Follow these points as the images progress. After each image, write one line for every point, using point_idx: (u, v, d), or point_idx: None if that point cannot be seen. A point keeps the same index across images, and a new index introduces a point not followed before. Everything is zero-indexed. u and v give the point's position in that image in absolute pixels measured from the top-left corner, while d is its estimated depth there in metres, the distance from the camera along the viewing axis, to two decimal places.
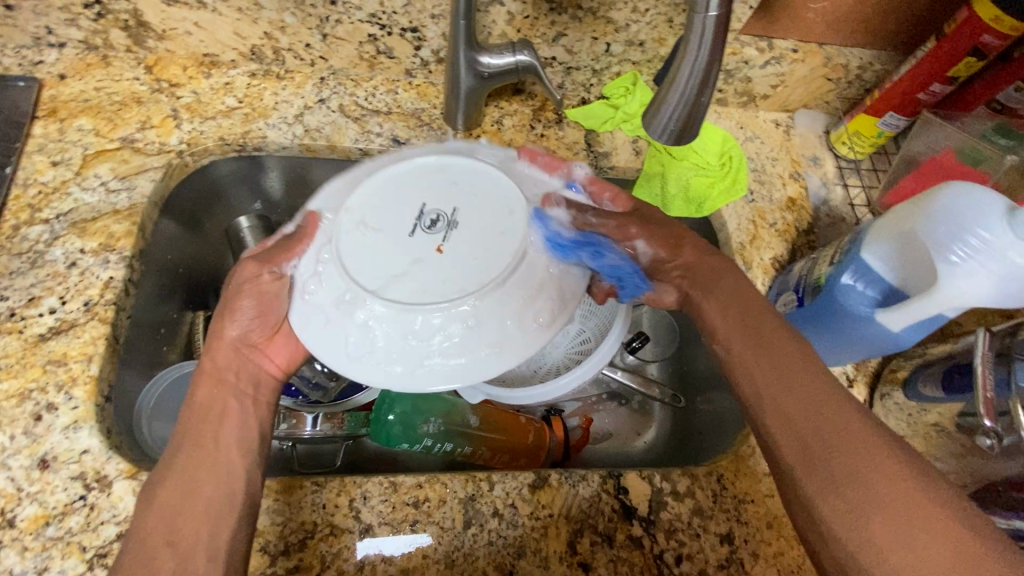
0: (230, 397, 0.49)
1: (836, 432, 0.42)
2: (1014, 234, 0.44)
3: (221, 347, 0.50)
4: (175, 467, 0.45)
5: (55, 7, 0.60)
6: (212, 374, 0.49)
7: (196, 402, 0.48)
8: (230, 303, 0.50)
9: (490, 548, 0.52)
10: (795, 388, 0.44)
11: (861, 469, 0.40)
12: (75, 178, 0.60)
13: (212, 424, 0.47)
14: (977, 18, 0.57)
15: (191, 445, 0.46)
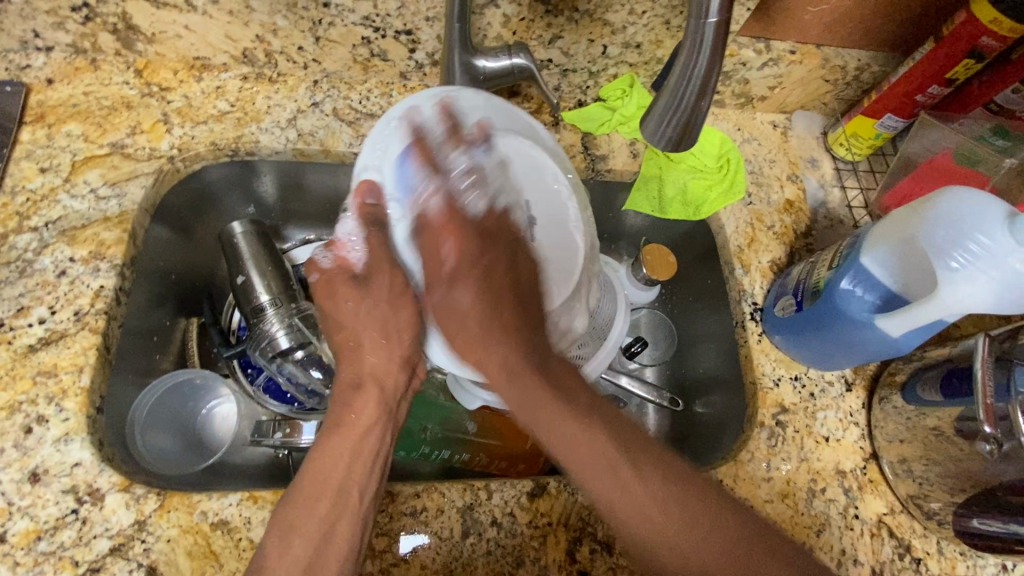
0: (377, 432, 0.51)
1: (642, 497, 0.45)
2: (1015, 240, 0.43)
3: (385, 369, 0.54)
4: (319, 492, 0.47)
5: (42, 11, 0.59)
6: (377, 404, 0.52)
7: (353, 426, 0.50)
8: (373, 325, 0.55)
9: (489, 557, 0.52)
10: (572, 429, 0.47)
11: (654, 510, 0.45)
12: (64, 184, 0.60)
13: (360, 459, 0.49)
14: (977, 20, 0.57)
15: (328, 475, 0.48)
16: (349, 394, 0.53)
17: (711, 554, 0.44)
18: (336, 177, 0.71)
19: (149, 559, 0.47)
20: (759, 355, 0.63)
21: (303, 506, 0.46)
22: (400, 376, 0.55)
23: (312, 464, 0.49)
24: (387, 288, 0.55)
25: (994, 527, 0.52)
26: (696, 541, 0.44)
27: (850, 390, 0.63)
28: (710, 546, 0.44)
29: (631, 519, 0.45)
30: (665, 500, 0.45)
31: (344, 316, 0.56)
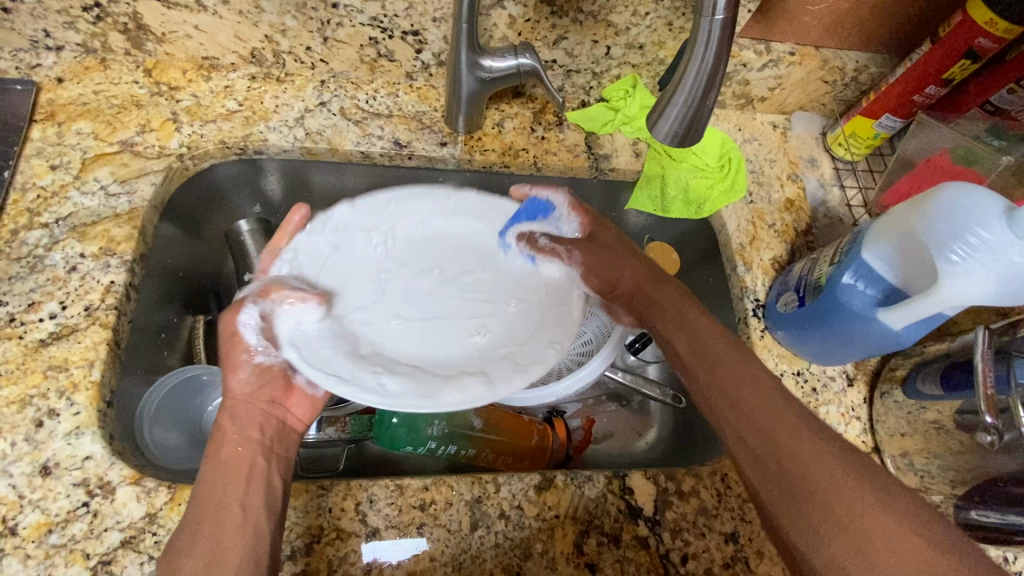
0: (254, 452, 0.50)
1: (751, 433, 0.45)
2: (1014, 233, 0.44)
3: (236, 403, 0.52)
4: (203, 514, 0.45)
5: (54, 10, 0.59)
6: (238, 430, 0.51)
7: (220, 457, 0.49)
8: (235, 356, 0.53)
9: (497, 550, 0.52)
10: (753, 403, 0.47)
11: (798, 451, 0.43)
12: (75, 181, 0.60)
13: (235, 479, 0.48)
14: (972, 21, 0.59)
15: (211, 493, 0.47)
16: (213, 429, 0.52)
17: (798, 418, 0.45)
18: (342, 175, 0.72)
19: (160, 551, 0.48)
20: (761, 351, 0.64)
21: (191, 531, 0.44)
22: (259, 404, 0.53)
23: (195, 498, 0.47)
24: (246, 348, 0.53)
25: (994, 518, 0.52)
26: (798, 426, 0.45)
27: (852, 385, 0.64)
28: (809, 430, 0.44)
29: (754, 416, 0.46)
30: (771, 390, 0.47)
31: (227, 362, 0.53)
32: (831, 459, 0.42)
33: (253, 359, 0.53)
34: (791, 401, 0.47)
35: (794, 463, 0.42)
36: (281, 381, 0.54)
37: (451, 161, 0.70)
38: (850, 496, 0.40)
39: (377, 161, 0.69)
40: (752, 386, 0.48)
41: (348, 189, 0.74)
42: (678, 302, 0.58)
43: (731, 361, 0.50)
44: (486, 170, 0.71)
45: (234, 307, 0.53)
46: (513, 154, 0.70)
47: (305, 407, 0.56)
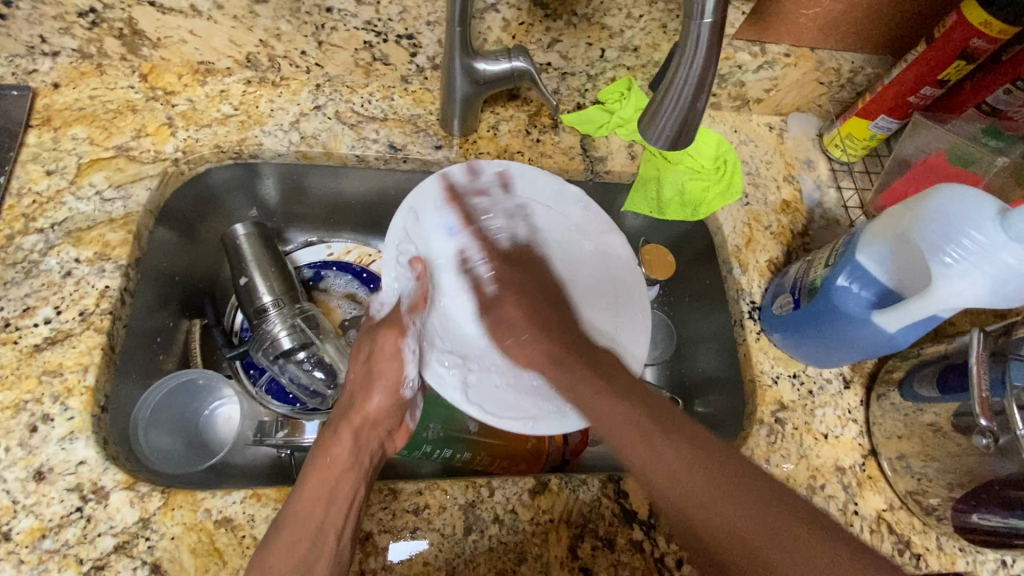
0: (356, 479, 0.49)
1: (661, 445, 0.44)
2: (1007, 235, 0.44)
3: (357, 423, 0.53)
4: (299, 530, 0.45)
5: (50, 16, 0.60)
6: (350, 451, 0.51)
7: (325, 472, 0.48)
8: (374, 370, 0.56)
9: (491, 554, 0.52)
10: (665, 449, 0.43)
11: (660, 482, 0.42)
12: (70, 187, 0.60)
13: (338, 501, 0.47)
14: (968, 22, 0.58)
15: (309, 513, 0.46)
16: (326, 438, 0.52)
17: (688, 451, 0.43)
18: (338, 179, 0.72)
19: (153, 556, 0.48)
20: (757, 353, 0.64)
21: (281, 543, 0.44)
22: (375, 432, 0.54)
23: (291, 504, 0.47)
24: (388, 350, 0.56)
25: (995, 522, 0.52)
26: (688, 469, 0.42)
27: (848, 387, 0.63)
28: (679, 451, 0.43)
29: (675, 498, 0.42)
30: (660, 433, 0.45)
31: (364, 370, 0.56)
32: (718, 500, 0.40)
33: (401, 391, 0.55)
34: (691, 437, 0.44)
35: (684, 494, 0.41)
36: (395, 417, 0.56)
37: (446, 164, 0.70)
38: (773, 556, 0.37)
39: (372, 164, 0.69)
40: (620, 419, 0.47)
41: (345, 192, 0.74)
42: (588, 358, 0.55)
43: (611, 405, 0.49)
44: None
45: (398, 329, 0.57)
46: (508, 157, 0.70)
47: (399, 438, 0.57)
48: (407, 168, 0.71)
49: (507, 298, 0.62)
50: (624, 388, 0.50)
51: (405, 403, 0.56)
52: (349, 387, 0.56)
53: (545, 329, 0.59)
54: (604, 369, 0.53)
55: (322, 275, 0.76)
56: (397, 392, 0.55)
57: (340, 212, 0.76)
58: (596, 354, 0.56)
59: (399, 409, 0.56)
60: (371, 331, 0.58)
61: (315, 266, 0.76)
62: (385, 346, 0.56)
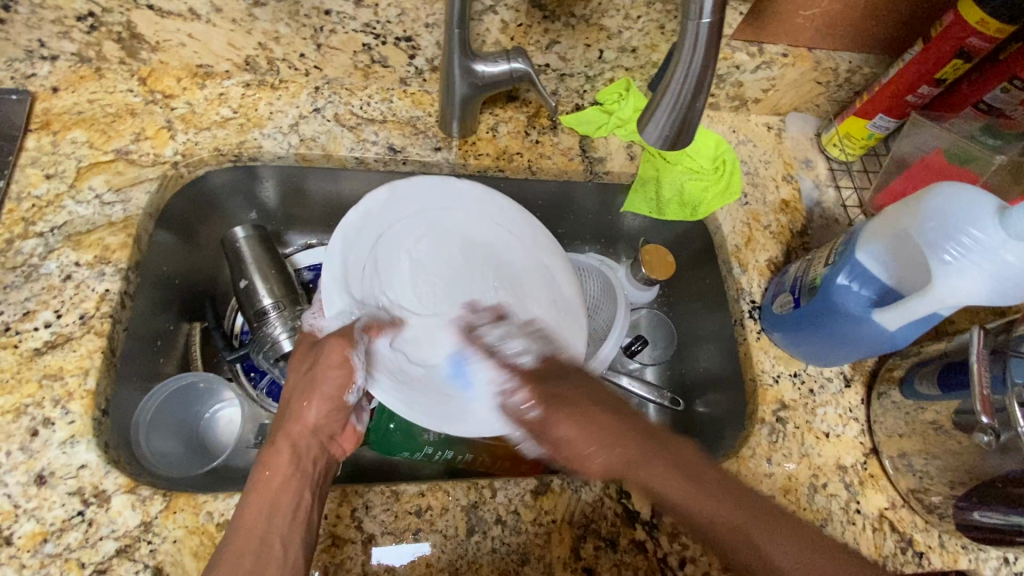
0: (300, 486, 0.49)
1: (711, 502, 0.47)
2: (1007, 233, 0.44)
3: (297, 433, 0.52)
4: (242, 547, 0.45)
5: (49, 20, 0.60)
6: (291, 462, 0.50)
7: (267, 484, 0.48)
8: (309, 381, 0.54)
9: (494, 555, 0.52)
10: (727, 509, 0.46)
11: (763, 534, 0.45)
12: (70, 190, 0.60)
13: (281, 511, 0.46)
14: (965, 21, 0.58)
15: (252, 529, 0.46)
16: (265, 454, 0.51)
17: (741, 515, 0.46)
18: (338, 181, 0.72)
19: (155, 560, 0.48)
20: (758, 353, 0.64)
21: (224, 568, 0.43)
22: (315, 438, 0.53)
23: (236, 523, 0.46)
24: (326, 359, 0.54)
25: (997, 519, 0.53)
26: (722, 511, 0.46)
27: (849, 386, 0.64)
28: (791, 552, 0.44)
29: (774, 555, 0.44)
30: (713, 492, 0.47)
31: (298, 383, 0.54)
32: (762, 533, 0.45)
33: (344, 396, 0.54)
34: (735, 493, 0.47)
35: (781, 544, 0.44)
36: (338, 419, 0.54)
37: (445, 166, 0.70)
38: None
39: (371, 166, 0.69)
40: (676, 480, 0.48)
41: (344, 195, 0.74)
42: (606, 398, 0.55)
43: (654, 470, 0.49)
44: (482, 174, 0.71)
45: (346, 338, 0.55)
46: (507, 158, 0.70)
47: (348, 441, 0.56)
48: (407, 170, 0.71)
49: (549, 375, 0.56)
50: (637, 431, 0.52)
51: (349, 406, 0.55)
52: (290, 392, 0.55)
53: (557, 394, 0.54)
54: (609, 439, 0.52)
55: (323, 277, 0.76)
56: (336, 398, 0.54)
57: (340, 214, 0.76)
58: (658, 439, 0.51)
59: (341, 413, 0.55)
60: (314, 348, 0.56)
61: (315, 268, 0.76)
62: (328, 356, 0.54)
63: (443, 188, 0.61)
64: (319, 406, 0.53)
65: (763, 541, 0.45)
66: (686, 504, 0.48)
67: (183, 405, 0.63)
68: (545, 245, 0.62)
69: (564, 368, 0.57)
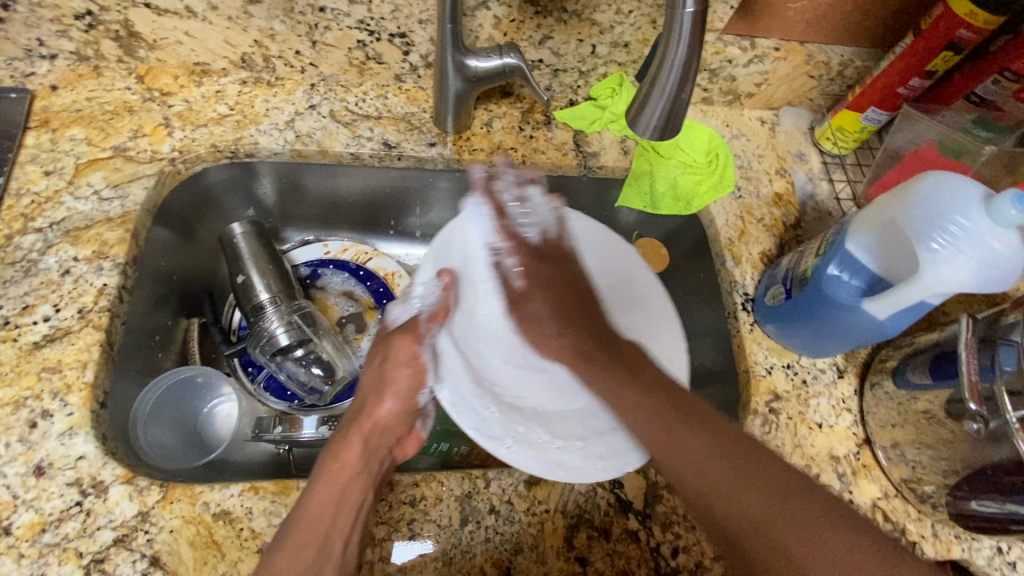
0: (364, 486, 0.50)
1: (685, 434, 0.47)
2: (993, 220, 0.45)
3: (368, 427, 0.55)
4: (307, 536, 0.46)
5: (46, 19, 0.61)
6: (361, 457, 0.52)
7: (336, 468, 0.51)
8: (382, 380, 0.58)
9: (487, 545, 0.52)
10: (725, 467, 0.44)
11: (736, 486, 0.43)
12: (68, 187, 0.61)
13: (346, 507, 0.48)
14: (953, 13, 0.59)
15: (317, 522, 0.46)
16: (337, 448, 0.53)
17: (709, 445, 0.45)
18: (335, 178, 0.72)
19: (152, 549, 0.48)
20: (751, 344, 0.64)
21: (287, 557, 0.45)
22: (383, 437, 0.56)
23: (298, 513, 0.47)
24: (403, 352, 0.59)
25: (993, 508, 0.52)
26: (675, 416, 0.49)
27: (842, 377, 0.64)
28: (702, 443, 0.46)
29: (693, 480, 0.45)
30: (686, 423, 0.47)
31: (371, 377, 0.59)
32: (728, 471, 0.44)
33: (416, 396, 0.59)
34: (711, 427, 0.47)
35: (719, 477, 0.44)
36: (404, 424, 0.58)
37: (440, 161, 0.71)
38: (779, 527, 0.41)
39: (367, 162, 0.70)
40: (699, 453, 0.45)
41: (340, 192, 0.75)
42: (661, 388, 0.51)
43: (612, 391, 0.54)
44: (476, 170, 0.72)
45: (412, 337, 0.60)
46: (502, 153, 0.71)
47: (410, 447, 0.59)
48: (402, 166, 0.71)
49: (534, 297, 0.63)
50: (598, 349, 0.58)
51: (420, 409, 0.60)
52: (363, 392, 0.59)
53: (566, 325, 0.61)
54: (584, 348, 0.59)
55: (320, 273, 0.77)
56: (409, 397, 0.58)
57: (338, 210, 0.77)
58: (614, 345, 0.58)
59: (409, 415, 0.59)
60: (386, 339, 0.61)
61: (312, 264, 0.77)
62: (401, 351, 0.59)
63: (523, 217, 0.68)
64: (392, 404, 0.58)
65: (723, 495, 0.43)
66: (682, 474, 0.46)
67: (175, 403, 0.63)
68: (582, 222, 0.69)
69: (587, 309, 0.62)
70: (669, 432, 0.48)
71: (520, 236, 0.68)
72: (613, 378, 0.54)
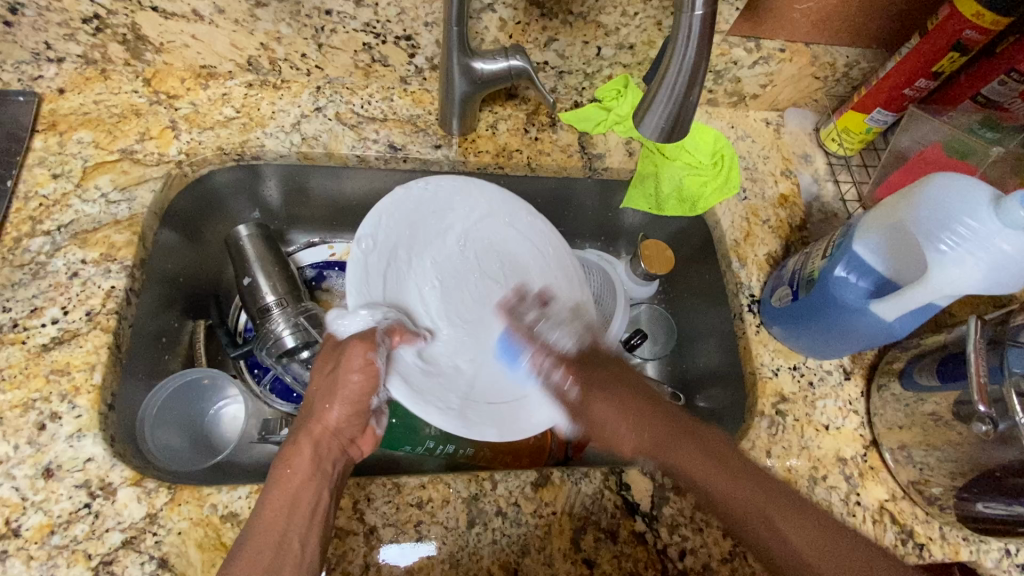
0: (319, 484, 0.47)
1: (727, 483, 0.48)
2: (1001, 222, 0.45)
3: (319, 433, 0.49)
4: (262, 542, 0.43)
5: (55, 23, 0.61)
6: (312, 459, 0.48)
7: (287, 470, 0.47)
8: (334, 382, 0.51)
9: (494, 547, 0.52)
10: (750, 485, 0.48)
11: (767, 507, 0.47)
12: (76, 190, 0.61)
13: (300, 510, 0.45)
14: (960, 14, 0.59)
15: (271, 526, 0.44)
16: (286, 450, 0.49)
17: (754, 495, 0.47)
18: (340, 180, 0.72)
19: (161, 551, 0.48)
20: (757, 346, 0.64)
21: (245, 560, 0.43)
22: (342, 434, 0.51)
23: (252, 523, 0.45)
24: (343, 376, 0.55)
25: (1001, 511, 0.52)
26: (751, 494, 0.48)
27: (849, 378, 0.64)
28: (808, 535, 0.45)
29: (740, 501, 0.48)
30: (741, 477, 0.48)
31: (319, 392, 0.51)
32: (759, 495, 0.47)
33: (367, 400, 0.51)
34: (739, 473, 0.49)
35: (758, 501, 0.47)
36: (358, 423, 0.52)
37: (445, 163, 0.71)
38: (795, 539, 0.45)
39: (372, 164, 0.70)
40: (701, 469, 0.50)
41: (346, 194, 0.75)
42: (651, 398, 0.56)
43: (692, 461, 0.50)
44: (482, 171, 0.72)
45: (369, 342, 0.52)
46: (507, 155, 0.71)
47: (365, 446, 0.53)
48: (407, 168, 0.71)
49: (594, 400, 0.55)
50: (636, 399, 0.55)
51: (371, 409, 0.53)
52: (311, 393, 0.51)
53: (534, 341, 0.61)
54: (664, 439, 0.53)
55: (325, 275, 0.78)
56: (356, 403, 0.51)
57: (343, 212, 0.77)
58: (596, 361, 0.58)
59: (359, 416, 0.52)
60: (338, 348, 0.53)
61: (318, 266, 0.77)
62: (350, 359, 0.51)
63: (468, 188, 0.64)
64: (340, 410, 0.50)
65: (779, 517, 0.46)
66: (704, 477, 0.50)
67: (181, 405, 0.63)
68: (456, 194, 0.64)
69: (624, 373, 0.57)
70: (654, 433, 0.53)
71: (431, 211, 0.64)
72: (657, 423, 0.53)
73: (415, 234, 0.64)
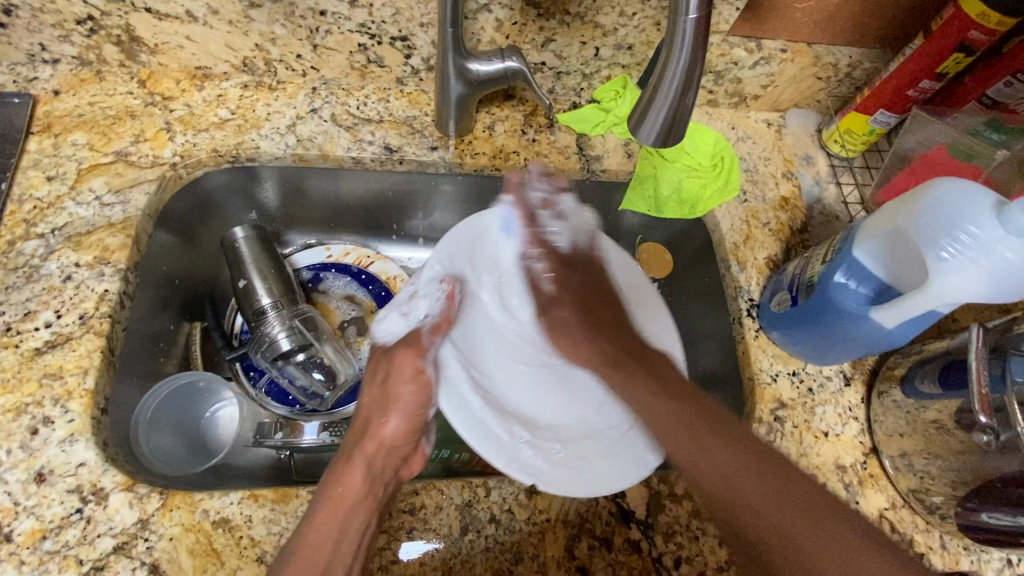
0: (369, 512, 0.50)
1: (736, 476, 0.47)
2: (1005, 229, 0.44)
3: (375, 450, 0.56)
4: (309, 557, 0.46)
5: (48, 24, 0.61)
6: (365, 480, 0.52)
7: (338, 493, 0.50)
8: (388, 400, 0.60)
9: (487, 554, 0.52)
10: (790, 513, 0.44)
11: (779, 508, 0.45)
12: (70, 192, 0.61)
13: (350, 531, 0.48)
14: (964, 14, 0.58)
15: (319, 546, 0.46)
16: (340, 471, 0.53)
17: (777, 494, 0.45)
18: (336, 181, 0.72)
19: (152, 557, 0.48)
20: (756, 351, 0.63)
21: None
22: (394, 457, 0.57)
23: (298, 538, 0.47)
24: (400, 373, 0.61)
25: (1006, 521, 0.50)
26: (733, 477, 0.47)
27: (849, 384, 0.63)
28: (816, 528, 0.43)
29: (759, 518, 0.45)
30: (746, 471, 0.47)
31: (376, 395, 0.60)
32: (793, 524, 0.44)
33: (412, 419, 0.59)
34: (782, 479, 0.46)
35: (786, 491, 0.45)
36: (405, 448, 0.59)
37: (442, 165, 0.70)
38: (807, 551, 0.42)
39: (368, 166, 0.70)
40: (727, 467, 0.48)
41: (342, 196, 0.74)
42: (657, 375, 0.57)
43: (773, 481, 0.46)
44: (478, 174, 0.71)
45: (415, 351, 0.62)
46: (504, 157, 0.70)
47: (415, 462, 0.59)
48: (403, 170, 0.71)
49: (609, 333, 0.63)
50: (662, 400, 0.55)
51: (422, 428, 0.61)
52: (366, 413, 0.60)
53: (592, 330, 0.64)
54: (652, 412, 0.55)
55: (322, 276, 0.77)
56: (411, 417, 0.59)
57: (340, 214, 0.76)
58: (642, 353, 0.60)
59: (411, 436, 0.59)
60: (388, 354, 0.63)
61: (315, 267, 0.77)
62: (402, 372, 0.61)
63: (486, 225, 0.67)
64: (396, 423, 0.59)
65: (756, 502, 0.45)
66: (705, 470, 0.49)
67: (177, 409, 0.63)
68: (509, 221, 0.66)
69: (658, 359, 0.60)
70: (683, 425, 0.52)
71: (484, 240, 0.67)
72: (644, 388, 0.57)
73: (468, 262, 0.67)
